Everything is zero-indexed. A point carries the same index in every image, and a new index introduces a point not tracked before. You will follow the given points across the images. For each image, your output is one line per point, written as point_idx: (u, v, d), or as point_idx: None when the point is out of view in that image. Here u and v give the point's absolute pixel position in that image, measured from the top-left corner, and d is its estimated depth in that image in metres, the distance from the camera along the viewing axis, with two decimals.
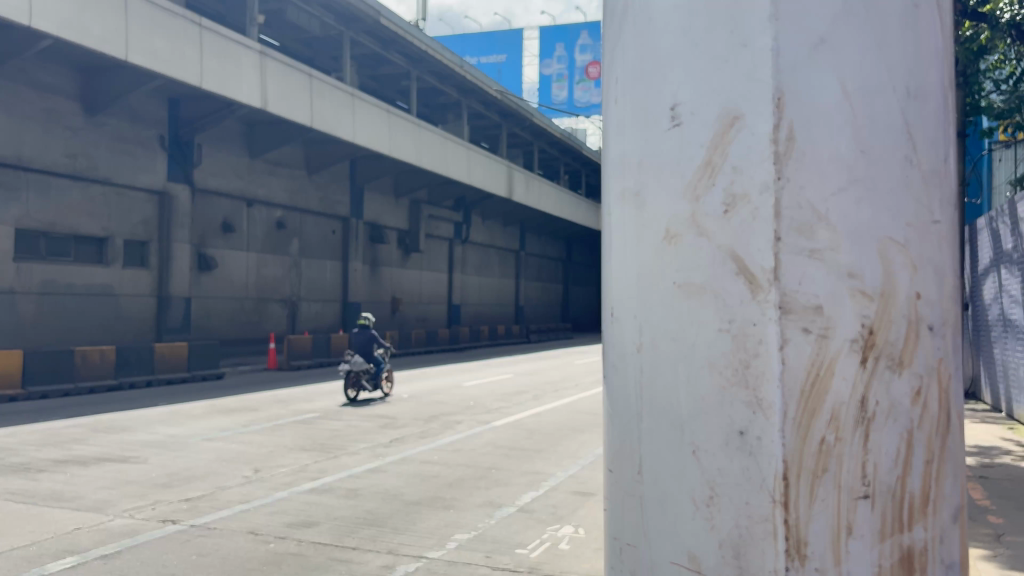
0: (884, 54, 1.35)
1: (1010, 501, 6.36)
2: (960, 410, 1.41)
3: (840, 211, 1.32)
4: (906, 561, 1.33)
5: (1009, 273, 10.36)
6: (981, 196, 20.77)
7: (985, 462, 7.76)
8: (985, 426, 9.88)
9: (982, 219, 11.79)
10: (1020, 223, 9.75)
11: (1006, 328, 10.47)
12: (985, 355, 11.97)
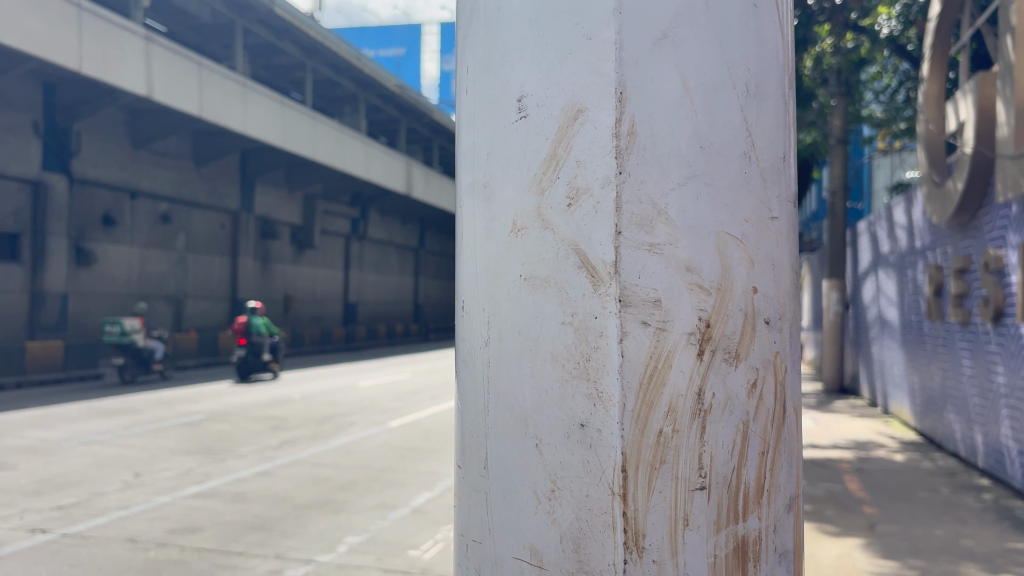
0: (725, 50, 1.36)
1: (883, 492, 6.71)
2: (797, 402, 1.45)
3: (679, 205, 1.33)
4: (741, 550, 1.34)
5: (886, 276, 10.95)
6: (862, 201, 21.90)
7: (862, 456, 8.15)
8: (861, 421, 10.40)
9: (863, 224, 12.46)
10: (895, 226, 10.29)
11: (883, 327, 11.04)
12: (864, 354, 12.61)
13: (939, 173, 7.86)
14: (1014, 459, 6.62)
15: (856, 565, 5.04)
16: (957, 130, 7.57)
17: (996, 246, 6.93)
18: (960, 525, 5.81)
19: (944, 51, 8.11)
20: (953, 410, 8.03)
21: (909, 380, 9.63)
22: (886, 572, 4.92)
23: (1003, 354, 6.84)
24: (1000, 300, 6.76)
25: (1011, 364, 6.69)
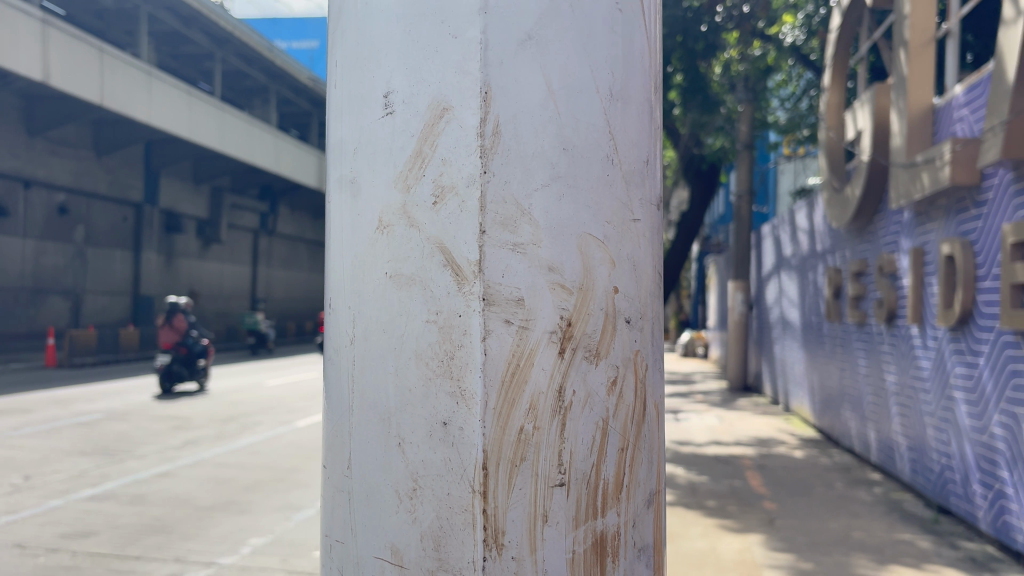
0: (590, 53, 1.38)
1: (783, 487, 6.96)
2: (658, 399, 1.49)
3: (542, 206, 1.35)
4: (599, 546, 1.37)
5: (788, 278, 11.36)
6: (768, 204, 22.67)
7: (763, 452, 8.44)
8: (764, 418, 10.74)
9: (767, 227, 12.88)
10: (798, 230, 10.68)
11: (786, 328, 11.45)
12: (767, 354, 13.07)
13: (840, 179, 8.20)
14: (904, 454, 6.98)
15: (756, 559, 5.23)
16: (854, 138, 7.88)
17: (890, 249, 7.32)
18: (853, 518, 6.08)
19: (845, 60, 8.44)
20: (849, 407, 8.39)
21: (809, 379, 10.01)
22: (783, 565, 5.12)
23: (895, 354, 7.21)
24: (893, 302, 7.16)
25: (901, 364, 7.06)
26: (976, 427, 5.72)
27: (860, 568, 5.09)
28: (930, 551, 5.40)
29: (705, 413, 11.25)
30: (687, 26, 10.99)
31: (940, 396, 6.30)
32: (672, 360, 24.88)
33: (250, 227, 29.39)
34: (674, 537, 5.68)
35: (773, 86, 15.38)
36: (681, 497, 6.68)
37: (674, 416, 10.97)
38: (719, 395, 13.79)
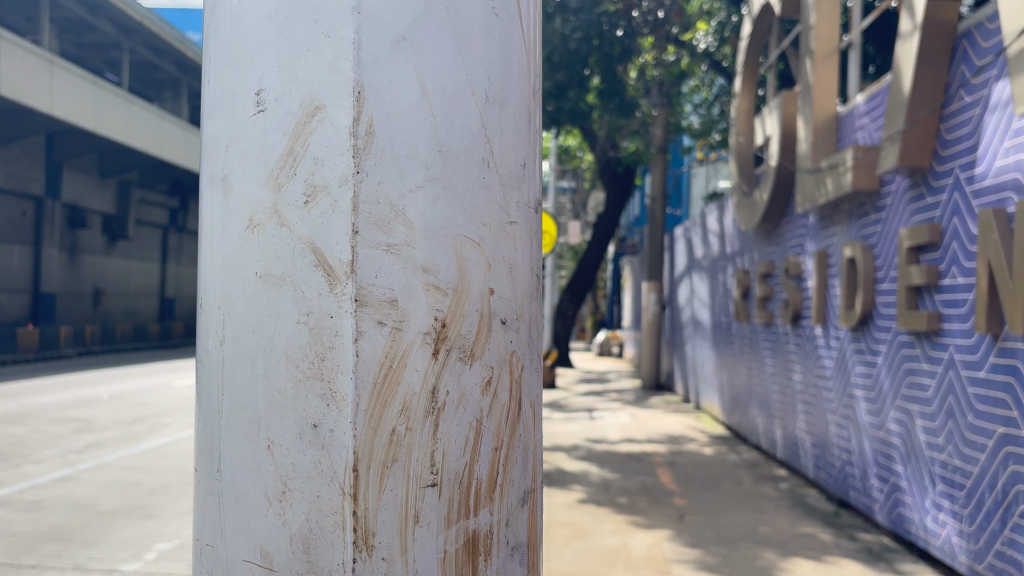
0: (465, 56, 1.39)
1: (692, 483, 7.20)
2: (535, 399, 1.52)
3: (415, 206, 1.34)
4: (471, 545, 1.38)
5: (699, 279, 11.67)
6: (680, 206, 23.19)
7: (674, 449, 8.68)
8: (676, 416, 11.03)
9: (679, 229, 13.25)
10: (709, 232, 10.98)
11: (696, 328, 11.78)
12: (679, 353, 13.41)
13: (749, 183, 8.48)
14: (808, 450, 7.32)
15: (665, 554, 5.41)
16: (764, 143, 8.12)
17: (796, 252, 7.67)
18: (759, 513, 6.34)
19: (755, 68, 8.70)
20: (756, 405, 8.71)
21: (719, 378, 10.33)
22: (692, 560, 5.31)
23: (800, 354, 7.53)
24: (798, 303, 7.49)
25: (806, 363, 7.39)
26: (874, 424, 6.11)
27: (764, 560, 5.32)
28: (830, 542, 5.69)
29: (619, 411, 11.48)
30: (602, 30, 11.79)
31: (842, 393, 6.68)
32: (588, 359, 25.23)
33: (159, 223, 28.51)
34: (586, 535, 5.82)
35: (688, 92, 15.82)
36: (593, 494, 6.85)
37: (589, 415, 11.15)
38: (633, 394, 14.05)
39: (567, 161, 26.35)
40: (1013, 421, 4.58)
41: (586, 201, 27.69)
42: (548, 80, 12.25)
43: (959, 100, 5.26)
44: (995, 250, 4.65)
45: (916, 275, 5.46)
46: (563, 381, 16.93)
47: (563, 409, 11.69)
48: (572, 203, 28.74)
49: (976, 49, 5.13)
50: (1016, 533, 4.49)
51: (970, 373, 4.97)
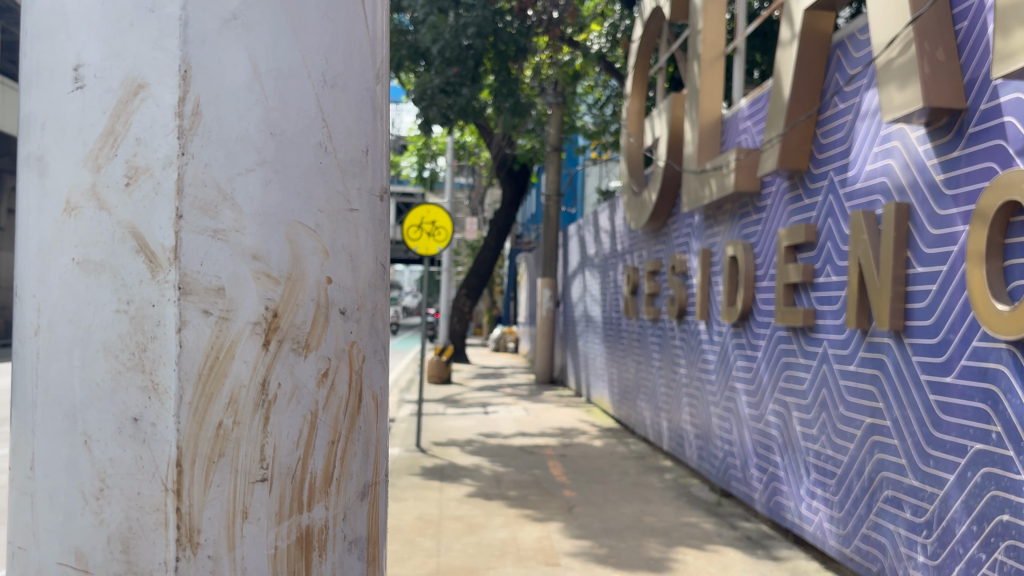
0: (300, 39, 1.35)
1: (582, 475, 7.43)
2: (378, 390, 1.48)
3: (246, 191, 1.29)
4: (304, 541, 1.34)
5: (590, 276, 11.93)
6: (573, 206, 23.61)
7: (565, 442, 8.90)
8: (569, 409, 11.29)
9: (572, 227, 13.50)
10: (600, 231, 11.24)
11: (587, 324, 12.07)
12: (571, 348, 13.71)
13: (638, 183, 8.74)
14: (691, 442, 7.66)
15: (554, 546, 5.60)
16: (652, 145, 8.33)
17: (682, 250, 7.95)
18: (645, 504, 6.63)
19: (644, 70, 8.90)
20: (643, 398, 9.03)
21: (608, 372, 10.62)
22: (580, 552, 5.51)
23: (685, 348, 7.82)
24: (683, 300, 7.77)
25: (690, 357, 7.71)
26: (754, 415, 6.49)
27: (649, 549, 5.59)
28: (711, 531, 6.03)
29: (513, 405, 11.64)
30: (497, 28, 11.67)
31: (723, 385, 7.02)
32: (484, 354, 25.44)
33: None
34: (477, 528, 5.96)
35: (581, 93, 16.18)
36: (485, 489, 6.97)
37: (483, 408, 11.25)
38: (528, 389, 14.30)
39: (465, 158, 26.41)
40: (879, 412, 5.04)
41: (483, 198, 27.85)
42: (440, 76, 11.99)
43: (833, 107, 5.59)
44: (865, 249, 5.07)
45: (794, 272, 5.82)
46: (460, 376, 17.03)
47: (456, 404, 11.75)
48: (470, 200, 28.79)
49: (849, 59, 5.44)
50: (881, 518, 4.98)
51: (841, 365, 5.39)
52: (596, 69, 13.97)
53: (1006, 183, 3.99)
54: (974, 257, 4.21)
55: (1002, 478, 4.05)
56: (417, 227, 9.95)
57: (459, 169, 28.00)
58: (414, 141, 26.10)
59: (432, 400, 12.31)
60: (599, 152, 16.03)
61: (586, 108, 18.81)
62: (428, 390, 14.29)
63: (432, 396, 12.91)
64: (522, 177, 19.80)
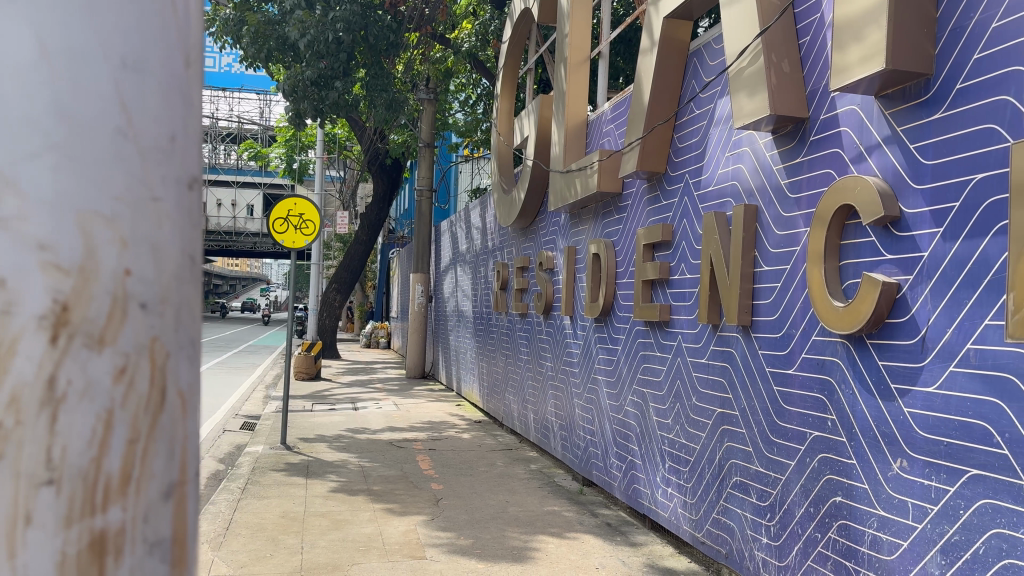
0: (95, 20, 1.29)
1: (449, 468, 7.48)
2: (185, 387, 1.41)
3: (31, 178, 1.24)
4: (97, 547, 1.26)
5: (462, 272, 11.99)
6: (447, 202, 23.62)
7: (434, 436, 8.92)
8: (438, 403, 11.33)
9: (444, 223, 13.53)
10: (471, 227, 11.30)
11: (458, 318, 12.14)
12: (443, 343, 13.74)
13: (508, 181, 8.86)
14: (555, 433, 7.85)
15: (419, 539, 5.61)
16: (521, 144, 8.44)
17: (548, 247, 8.11)
18: (510, 495, 6.76)
19: (515, 70, 8.98)
20: (511, 391, 9.17)
21: (478, 367, 10.72)
22: (443, 544, 5.57)
23: (551, 343, 7.99)
24: (549, 295, 7.94)
25: (556, 351, 7.89)
26: (614, 407, 6.71)
27: (512, 539, 5.71)
28: (573, 519, 6.23)
29: (383, 400, 11.56)
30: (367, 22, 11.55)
31: (586, 378, 7.23)
32: (357, 349, 25.18)
33: None
34: (342, 524, 5.88)
35: (454, 90, 16.20)
36: (350, 484, 6.88)
37: (353, 404, 11.12)
38: (398, 384, 14.24)
39: (336, 150, 25.93)
40: (727, 403, 5.31)
41: (355, 191, 27.46)
42: (311, 68, 11.54)
43: (689, 113, 5.85)
44: (716, 249, 5.35)
45: (651, 270, 6.06)
46: (328, 371, 16.75)
47: (325, 400, 11.55)
48: (340, 193, 28.21)
49: (704, 67, 5.70)
50: (729, 503, 5.25)
51: (694, 358, 5.67)
52: (468, 65, 14.01)
53: (841, 188, 4.30)
54: (813, 258, 4.49)
55: (835, 463, 4.36)
56: (283, 219, 9.70)
57: (331, 162, 27.39)
58: (282, 131, 25.31)
59: (298, 397, 12.01)
60: (472, 150, 16.10)
61: (460, 105, 18.85)
62: (295, 386, 13.95)
63: (299, 392, 12.61)
64: (395, 172, 19.81)
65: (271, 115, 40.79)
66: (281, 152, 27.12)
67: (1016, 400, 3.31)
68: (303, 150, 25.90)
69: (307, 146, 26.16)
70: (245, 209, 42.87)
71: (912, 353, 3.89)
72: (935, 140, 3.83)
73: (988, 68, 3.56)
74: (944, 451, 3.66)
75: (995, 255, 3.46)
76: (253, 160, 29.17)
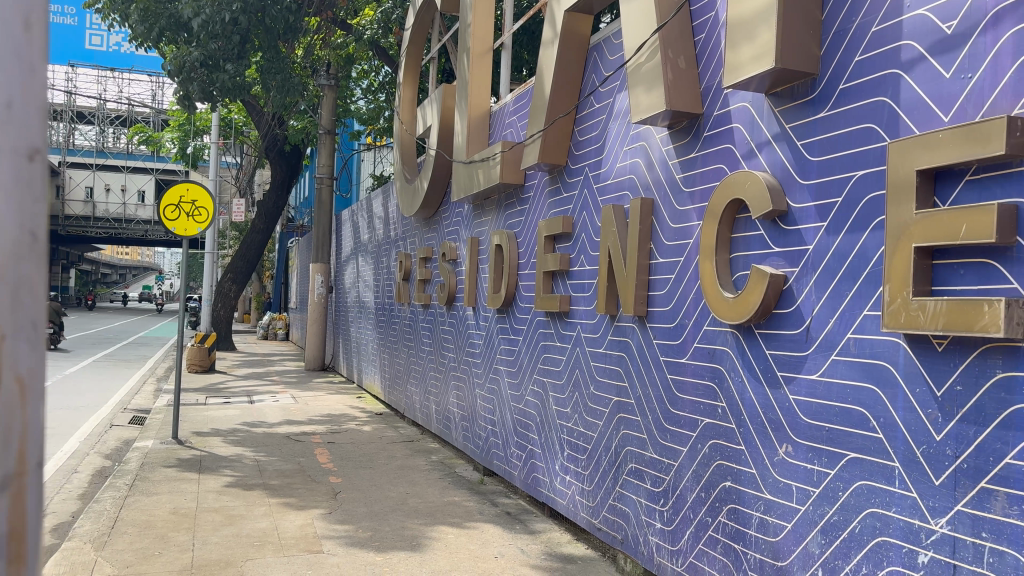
0: None
1: (348, 461, 7.40)
2: (25, 373, 1.46)
3: None
4: None
5: (363, 263, 11.86)
6: (349, 190, 23.32)
7: (334, 428, 8.80)
8: (338, 396, 11.18)
9: (346, 212, 13.35)
10: (373, 216, 11.20)
11: (359, 309, 12.01)
12: (343, 333, 13.56)
13: (411, 171, 8.84)
14: (457, 424, 7.87)
15: (316, 533, 5.52)
16: (424, 134, 8.37)
17: (451, 238, 8.10)
18: (410, 486, 6.74)
19: (418, 59, 8.85)
20: (413, 383, 9.14)
21: (379, 358, 10.63)
22: (340, 536, 5.51)
23: (453, 334, 8.00)
24: (452, 287, 7.93)
25: (458, 341, 7.90)
26: (515, 396, 6.77)
27: (410, 530, 5.70)
28: (473, 509, 6.25)
29: (280, 393, 11.31)
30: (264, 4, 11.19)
31: (487, 368, 7.26)
32: (253, 342, 24.55)
33: None
34: (235, 520, 5.73)
35: (356, 77, 15.98)
36: (245, 479, 6.71)
37: (249, 397, 10.84)
38: (297, 376, 13.97)
39: (232, 135, 25.19)
40: (624, 391, 5.43)
41: (253, 179, 26.75)
42: (200, 49, 11.25)
43: (589, 107, 5.93)
44: (614, 241, 5.44)
45: (552, 262, 6.12)
46: (222, 364, 16.28)
47: (219, 393, 11.21)
48: (236, 180, 27.39)
49: (604, 61, 5.79)
50: (624, 489, 5.37)
51: (592, 348, 5.77)
52: (370, 52, 14.01)
53: (732, 183, 4.43)
54: (705, 250, 4.62)
55: (725, 449, 4.50)
56: (175, 206, 9.34)
57: (226, 147, 26.57)
58: (175, 114, 24.39)
59: (190, 390, 11.63)
60: (374, 138, 15.95)
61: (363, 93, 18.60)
62: (187, 379, 13.49)
63: (191, 385, 12.20)
64: (293, 159, 19.67)
65: (163, 98, 39.16)
66: (175, 136, 26.12)
67: (890, 386, 3.49)
68: (198, 135, 25.04)
69: (201, 131, 25.52)
70: (136, 195, 41.05)
71: (796, 342, 4.05)
72: (820, 137, 3.99)
73: (869, 70, 3.72)
74: (826, 436, 3.83)
75: (872, 249, 3.62)
76: (144, 144, 27.96)
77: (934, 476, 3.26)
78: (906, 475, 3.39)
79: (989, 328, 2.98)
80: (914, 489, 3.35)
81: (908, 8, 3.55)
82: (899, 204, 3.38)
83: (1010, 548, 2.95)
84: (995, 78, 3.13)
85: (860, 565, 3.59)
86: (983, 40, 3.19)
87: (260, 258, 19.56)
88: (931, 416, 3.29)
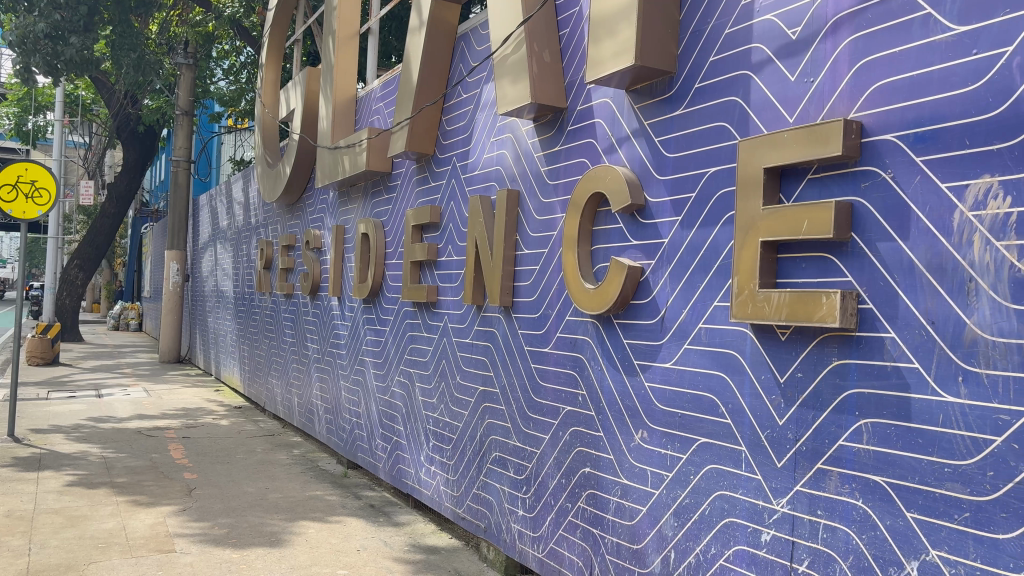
0: None
1: (205, 456, 7.11)
2: None
3: None
4: None
5: (222, 250, 11.45)
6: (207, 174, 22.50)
7: (189, 423, 8.45)
8: (194, 390, 10.74)
9: (203, 197, 12.83)
10: (232, 202, 10.83)
11: (217, 300, 11.59)
12: (199, 324, 13.03)
13: (272, 155, 8.58)
14: (320, 417, 7.71)
15: (168, 532, 5.28)
16: (287, 118, 8.15)
17: (316, 226, 7.91)
18: (271, 481, 6.56)
19: (281, 40, 8.66)
20: (275, 375, 8.89)
21: (238, 350, 10.29)
22: (195, 534, 5.30)
23: (317, 324, 7.84)
24: (316, 276, 7.75)
25: (322, 331, 7.74)
26: (381, 387, 6.69)
27: (271, 525, 5.55)
28: (337, 503, 6.15)
29: (131, 387, 10.74)
30: None
31: (352, 360, 7.15)
32: (103, 333, 23.20)
33: None
34: (79, 521, 5.40)
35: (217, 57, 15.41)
36: (90, 477, 6.33)
37: (96, 391, 10.25)
38: (149, 369, 13.32)
39: (78, 113, 23.81)
40: (488, 381, 5.47)
41: (103, 161, 25.28)
42: (45, 19, 10.62)
43: (457, 96, 5.91)
44: (481, 232, 5.45)
45: (420, 252, 6.07)
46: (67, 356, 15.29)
47: (61, 387, 10.53)
48: (85, 161, 25.82)
49: (471, 51, 5.79)
50: (488, 478, 5.41)
51: (458, 338, 5.77)
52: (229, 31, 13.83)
53: (593, 176, 4.52)
54: (568, 242, 4.69)
55: (585, 435, 4.60)
56: (11, 185, 8.74)
57: (73, 126, 25.05)
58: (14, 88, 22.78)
59: (29, 384, 10.87)
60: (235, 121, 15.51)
61: None
62: (23, 373, 12.60)
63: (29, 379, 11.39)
64: (147, 139, 18.96)
65: None
66: (12, 112, 24.24)
67: (737, 373, 3.65)
68: (40, 111, 23.66)
69: (42, 107, 23.83)
70: None
71: (651, 332, 4.18)
72: (676, 134, 4.11)
73: (721, 71, 3.87)
74: (678, 422, 3.97)
75: (722, 243, 3.77)
76: None
77: (776, 459, 3.44)
78: (752, 458, 3.56)
79: (826, 319, 3.14)
80: (759, 471, 3.52)
81: (757, 12, 3.71)
82: (746, 199, 3.53)
83: (840, 524, 3.15)
84: (834, 83, 3.31)
85: (708, 545, 3.75)
86: (824, 47, 3.37)
87: (111, 244, 18.48)
88: (775, 403, 3.46)
